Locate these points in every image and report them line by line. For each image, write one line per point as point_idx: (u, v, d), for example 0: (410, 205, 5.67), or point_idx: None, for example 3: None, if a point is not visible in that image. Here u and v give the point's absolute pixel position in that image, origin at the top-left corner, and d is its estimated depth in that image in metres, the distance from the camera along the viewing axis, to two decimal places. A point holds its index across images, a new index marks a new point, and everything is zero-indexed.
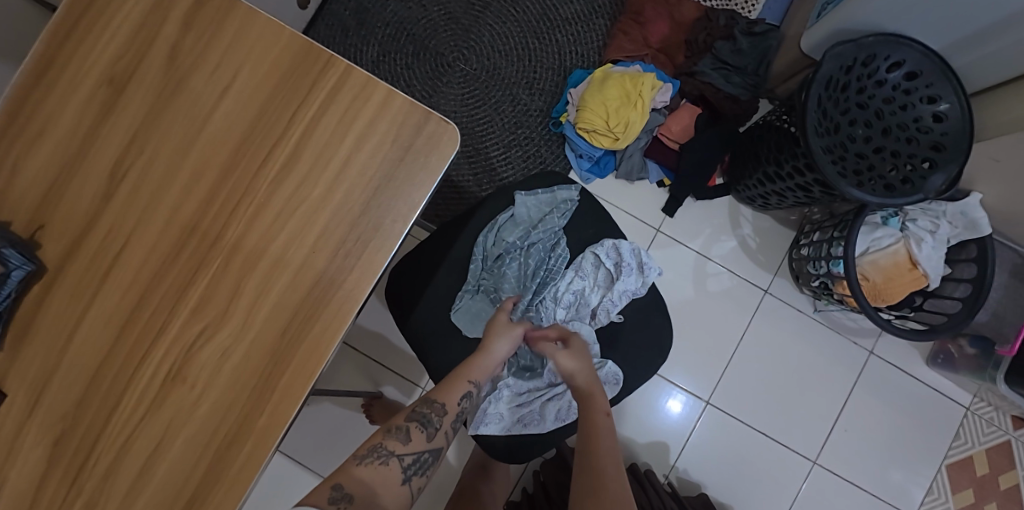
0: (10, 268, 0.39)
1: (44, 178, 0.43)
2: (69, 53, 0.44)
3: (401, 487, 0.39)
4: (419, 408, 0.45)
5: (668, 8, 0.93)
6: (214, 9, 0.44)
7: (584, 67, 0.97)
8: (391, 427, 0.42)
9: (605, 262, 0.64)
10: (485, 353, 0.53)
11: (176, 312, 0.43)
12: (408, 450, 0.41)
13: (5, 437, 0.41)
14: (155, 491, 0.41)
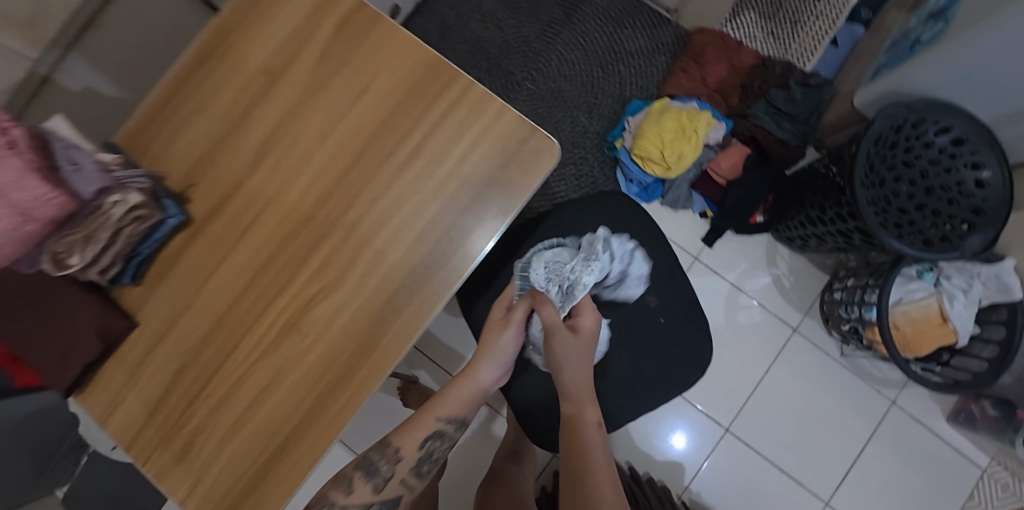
0: (165, 216, 0.47)
1: (203, 146, 0.51)
2: (237, 45, 0.52)
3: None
4: (368, 457, 0.48)
5: (728, 53, 0.99)
6: (362, 22, 0.52)
7: (642, 98, 1.04)
8: (338, 476, 0.47)
9: (615, 266, 0.63)
10: (465, 380, 0.52)
11: (297, 273, 0.49)
12: (349, 501, 0.45)
13: (139, 359, 0.50)
14: (261, 421, 0.48)
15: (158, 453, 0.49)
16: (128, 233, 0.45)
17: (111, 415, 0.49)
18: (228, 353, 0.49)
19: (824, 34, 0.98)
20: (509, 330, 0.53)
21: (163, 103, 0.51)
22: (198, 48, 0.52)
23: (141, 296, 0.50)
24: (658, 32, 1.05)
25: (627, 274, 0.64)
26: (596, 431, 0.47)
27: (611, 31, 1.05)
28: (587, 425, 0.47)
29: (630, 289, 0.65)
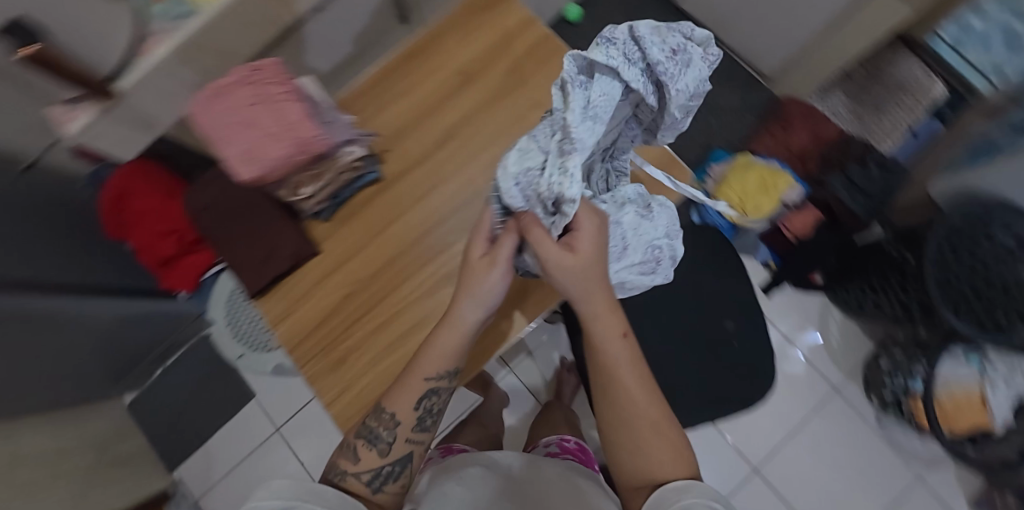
0: (368, 171, 0.59)
1: (402, 122, 0.63)
2: (444, 48, 0.64)
3: (373, 494, 0.44)
4: (367, 424, 0.47)
5: (815, 124, 1.09)
6: (548, 49, 0.63)
7: (726, 148, 1.22)
8: (345, 444, 0.47)
9: (632, 73, 0.31)
10: (451, 328, 0.46)
11: (461, 237, 0.60)
12: (361, 469, 0.45)
13: (316, 278, 0.61)
14: (409, 350, 0.58)
15: (317, 360, 0.59)
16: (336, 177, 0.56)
17: (286, 321, 0.60)
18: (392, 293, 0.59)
19: (902, 123, 1.08)
20: (488, 266, 0.43)
21: (377, 82, 0.63)
22: (412, 44, 0.64)
23: (326, 230, 0.61)
24: (750, 95, 1.22)
25: (661, 77, 0.31)
26: (622, 352, 0.39)
27: (709, 88, 1.23)
28: (616, 355, 0.39)
29: (688, 81, 0.32)
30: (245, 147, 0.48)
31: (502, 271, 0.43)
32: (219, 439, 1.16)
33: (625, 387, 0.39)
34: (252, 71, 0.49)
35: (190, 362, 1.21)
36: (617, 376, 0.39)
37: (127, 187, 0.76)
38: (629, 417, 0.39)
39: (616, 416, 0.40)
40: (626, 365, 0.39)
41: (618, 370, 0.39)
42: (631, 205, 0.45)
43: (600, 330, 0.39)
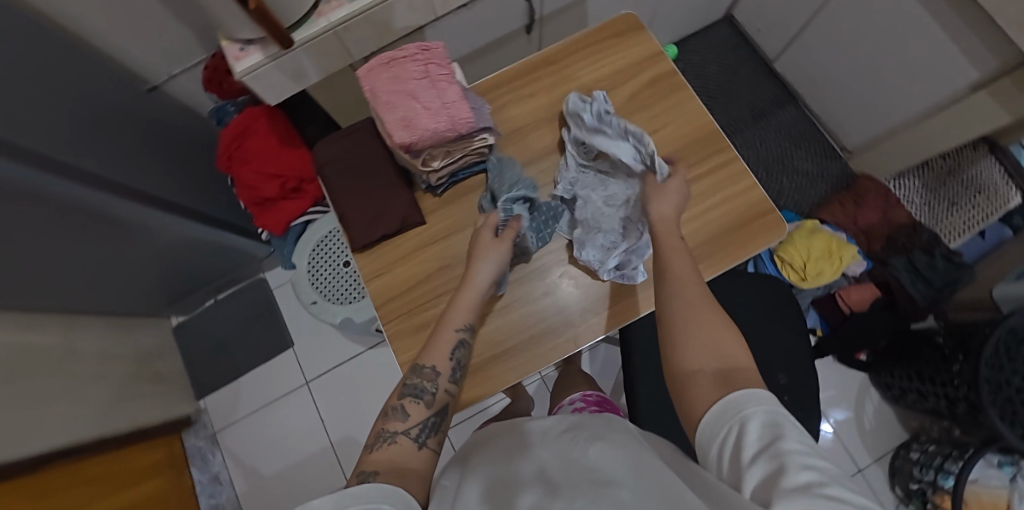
0: (486, 158, 0.64)
1: (523, 122, 0.68)
2: (575, 65, 0.70)
3: (421, 450, 0.39)
4: (410, 383, 0.45)
5: (887, 205, 1.13)
6: (669, 85, 0.68)
7: (795, 209, 1.26)
8: (390, 409, 0.42)
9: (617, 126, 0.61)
10: (471, 287, 0.53)
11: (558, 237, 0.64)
12: (411, 423, 0.41)
13: (415, 246, 0.65)
14: (491, 329, 0.62)
15: (400, 321, 0.62)
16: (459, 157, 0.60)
17: (381, 277, 0.64)
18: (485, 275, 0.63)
19: (971, 225, 1.04)
20: (501, 244, 0.55)
21: (508, 82, 0.69)
22: (546, 56, 0.70)
23: (436, 204, 0.66)
24: (827, 164, 1.28)
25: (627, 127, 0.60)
26: (694, 282, 0.42)
27: (787, 149, 1.30)
28: (687, 286, 0.42)
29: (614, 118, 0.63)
30: (402, 115, 0.53)
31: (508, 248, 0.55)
32: (251, 379, 1.25)
33: (687, 307, 0.40)
34: (423, 51, 0.56)
35: (239, 301, 1.30)
36: (685, 302, 0.40)
37: (252, 128, 0.82)
38: (701, 335, 0.37)
39: (687, 334, 0.37)
40: (696, 292, 0.41)
41: (688, 293, 0.41)
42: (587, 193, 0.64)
43: (675, 271, 0.43)
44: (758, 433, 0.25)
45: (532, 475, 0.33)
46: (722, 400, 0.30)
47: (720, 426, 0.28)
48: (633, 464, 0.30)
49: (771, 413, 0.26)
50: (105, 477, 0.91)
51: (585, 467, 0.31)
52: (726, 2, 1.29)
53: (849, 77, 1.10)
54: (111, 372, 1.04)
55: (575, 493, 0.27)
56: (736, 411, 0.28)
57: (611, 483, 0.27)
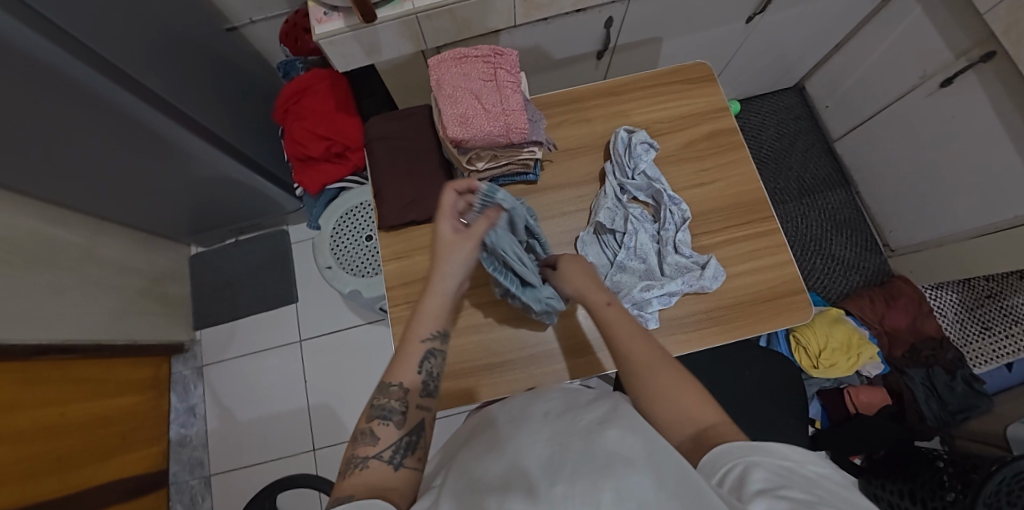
0: (529, 172, 0.64)
1: (574, 144, 0.68)
2: (638, 100, 0.70)
3: (399, 471, 0.34)
4: (377, 403, 0.39)
5: (917, 313, 1.09)
6: (728, 142, 0.68)
7: (821, 293, 1.23)
8: (358, 436, 0.37)
9: (647, 166, 0.63)
10: (433, 296, 0.45)
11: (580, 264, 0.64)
12: (383, 446, 0.35)
13: None
14: (494, 338, 0.62)
15: (407, 308, 0.63)
16: (501, 164, 0.60)
17: (400, 261, 0.65)
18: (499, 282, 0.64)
19: (1002, 353, 0.99)
20: (469, 241, 0.46)
21: (569, 102, 0.70)
22: (612, 85, 0.71)
23: None
24: (865, 255, 1.24)
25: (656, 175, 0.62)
26: (631, 329, 0.43)
27: (827, 231, 1.27)
28: (630, 342, 0.42)
29: (645, 159, 0.63)
30: (461, 111, 0.53)
31: (475, 245, 0.47)
32: (249, 323, 1.27)
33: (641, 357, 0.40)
34: (495, 54, 0.56)
35: (257, 246, 1.32)
36: (631, 354, 0.40)
37: (313, 88, 0.87)
38: (659, 377, 0.37)
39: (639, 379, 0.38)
40: (638, 342, 0.41)
41: (636, 341, 0.41)
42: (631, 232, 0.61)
43: (617, 331, 0.44)
44: (763, 477, 0.24)
45: (516, 451, 0.28)
46: (726, 444, 0.29)
47: (721, 462, 0.27)
48: (633, 433, 0.26)
49: (779, 464, 0.26)
50: (89, 382, 0.98)
51: (580, 441, 0.26)
52: (800, 72, 1.28)
53: (908, 176, 1.07)
54: (123, 283, 1.08)
55: (573, 476, 0.22)
56: (742, 454, 0.27)
57: (617, 462, 0.23)
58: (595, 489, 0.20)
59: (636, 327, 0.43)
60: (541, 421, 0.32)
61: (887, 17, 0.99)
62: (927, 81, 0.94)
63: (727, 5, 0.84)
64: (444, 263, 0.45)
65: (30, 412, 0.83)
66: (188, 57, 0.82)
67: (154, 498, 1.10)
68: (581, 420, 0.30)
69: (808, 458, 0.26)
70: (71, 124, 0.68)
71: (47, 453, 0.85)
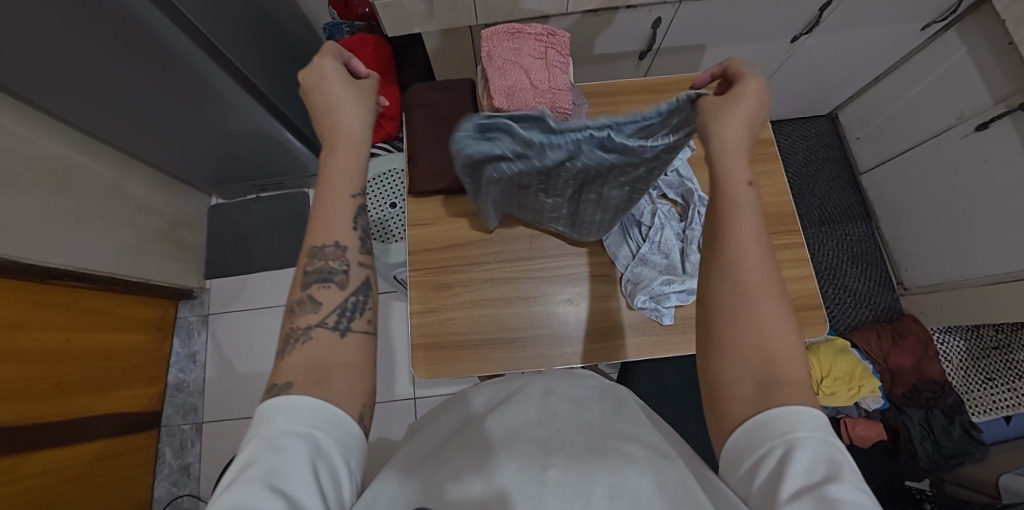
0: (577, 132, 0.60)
1: None
2: None
3: (346, 338, 0.32)
4: (309, 269, 0.33)
5: (922, 355, 1.10)
6: (763, 154, 0.68)
7: (832, 324, 1.22)
8: (293, 307, 0.32)
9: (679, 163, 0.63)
10: (340, 149, 0.35)
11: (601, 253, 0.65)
12: (327, 312, 0.32)
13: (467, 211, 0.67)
14: (511, 312, 0.63)
15: (426, 274, 0.64)
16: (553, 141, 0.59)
17: (424, 227, 0.66)
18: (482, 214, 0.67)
19: (1001, 405, 1.02)
20: (360, 88, 0.37)
21: (609, 94, 0.71)
22: (654, 81, 0.71)
23: None
24: (879, 291, 1.23)
25: (687, 180, 0.63)
26: (756, 237, 0.31)
27: (844, 262, 1.27)
28: (744, 245, 0.31)
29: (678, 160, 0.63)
30: (509, 83, 0.54)
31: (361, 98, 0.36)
32: (259, 279, 1.29)
33: (749, 282, 0.30)
34: (549, 34, 0.57)
35: (276, 205, 1.34)
36: (738, 259, 0.30)
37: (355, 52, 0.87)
38: (753, 295, 0.29)
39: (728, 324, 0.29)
40: (754, 247, 0.31)
41: (752, 260, 0.30)
42: (661, 229, 0.61)
43: (731, 228, 0.31)
44: (808, 469, 0.23)
45: (514, 430, 0.31)
46: (767, 411, 0.26)
47: (758, 439, 0.25)
48: (634, 438, 0.30)
49: (825, 443, 0.24)
50: (98, 313, 1.00)
51: (579, 430, 0.30)
52: (835, 101, 1.28)
53: (933, 216, 1.07)
54: (144, 222, 1.09)
55: (568, 462, 0.26)
56: (782, 431, 0.25)
57: (614, 456, 0.27)
58: (588, 480, 0.24)
59: (756, 230, 0.32)
60: (537, 399, 0.35)
61: (931, 55, 0.99)
62: (963, 123, 0.94)
63: (778, 20, 0.85)
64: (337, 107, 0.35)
65: (37, 333, 0.85)
66: (238, 7, 0.83)
67: (145, 438, 1.11)
68: (570, 409, 0.34)
69: (838, 449, 0.24)
70: (120, 54, 0.69)
71: (47, 377, 0.86)
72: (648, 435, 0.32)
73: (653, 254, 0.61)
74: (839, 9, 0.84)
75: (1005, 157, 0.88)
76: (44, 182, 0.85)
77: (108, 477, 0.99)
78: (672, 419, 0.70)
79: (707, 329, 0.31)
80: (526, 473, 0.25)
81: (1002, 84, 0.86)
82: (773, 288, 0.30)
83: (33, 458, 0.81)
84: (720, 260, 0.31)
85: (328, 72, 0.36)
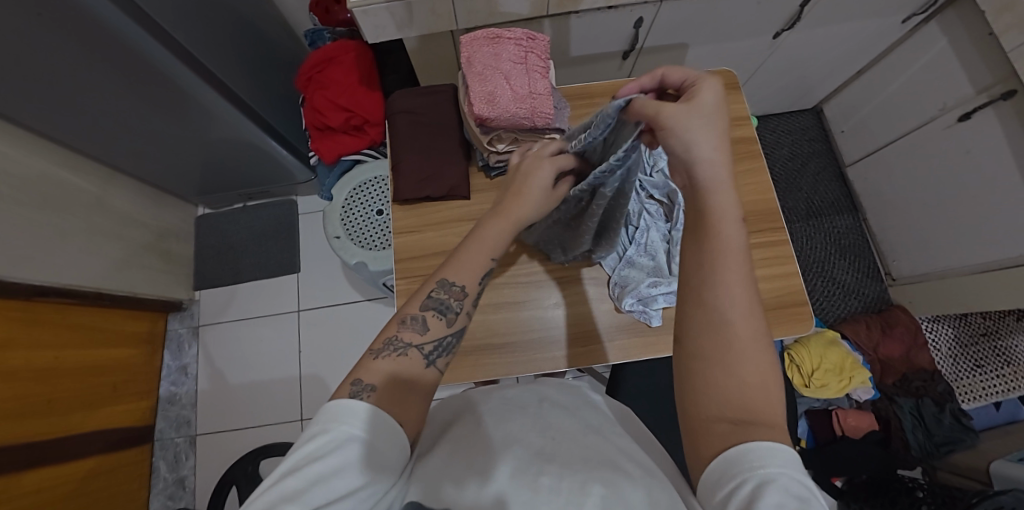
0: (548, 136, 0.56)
1: None
2: None
3: (428, 371, 0.34)
4: (437, 294, 0.37)
5: (911, 344, 1.11)
6: (746, 152, 0.68)
7: (821, 316, 1.23)
8: (406, 319, 0.35)
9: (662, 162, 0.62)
10: (503, 217, 0.41)
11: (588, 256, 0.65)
12: (428, 339, 0.35)
13: (452, 217, 0.66)
14: (500, 317, 0.62)
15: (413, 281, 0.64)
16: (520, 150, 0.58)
17: (410, 234, 0.66)
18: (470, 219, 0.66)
19: (992, 392, 1.03)
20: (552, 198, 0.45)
21: (591, 96, 0.71)
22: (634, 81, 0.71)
23: (485, 186, 0.67)
24: (868, 283, 1.25)
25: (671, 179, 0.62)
26: (743, 266, 0.29)
27: (833, 255, 1.28)
28: (729, 276, 0.29)
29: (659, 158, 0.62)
30: (490, 89, 0.54)
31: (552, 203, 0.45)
32: (249, 288, 1.28)
33: (734, 318, 0.28)
34: (528, 38, 0.56)
35: (264, 214, 1.33)
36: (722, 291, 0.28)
37: (338, 59, 0.87)
38: (739, 343, 0.27)
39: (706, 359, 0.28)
40: (741, 283, 0.28)
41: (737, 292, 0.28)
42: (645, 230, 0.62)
43: (722, 263, 0.29)
44: (777, 502, 0.20)
45: (502, 438, 0.30)
46: (739, 447, 0.24)
47: (727, 476, 0.24)
48: (634, 459, 0.30)
49: (800, 484, 0.22)
50: (86, 328, 0.99)
51: (568, 440, 0.30)
52: (819, 95, 1.29)
53: (919, 207, 1.08)
54: (130, 235, 1.08)
55: (562, 470, 0.26)
56: (752, 466, 0.23)
57: (609, 468, 0.27)
58: (581, 489, 0.24)
59: (748, 267, 0.30)
60: (532, 408, 0.35)
61: (912, 47, 1.00)
62: (946, 114, 0.95)
63: (757, 18, 0.85)
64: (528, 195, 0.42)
65: (26, 352, 0.84)
66: (217, 14, 0.82)
67: (139, 452, 1.10)
68: (568, 419, 0.34)
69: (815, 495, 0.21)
70: (97, 67, 0.68)
71: (37, 395, 0.85)
72: (637, 452, 0.32)
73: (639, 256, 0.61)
74: (819, 5, 0.84)
75: (988, 146, 0.89)
76: (24, 198, 0.83)
77: (103, 493, 0.98)
78: (663, 418, 0.70)
79: (686, 363, 0.30)
80: (519, 480, 0.25)
81: (983, 74, 0.87)
82: (760, 329, 0.28)
83: (26, 476, 0.80)
84: (710, 298, 0.29)
85: (544, 166, 0.44)
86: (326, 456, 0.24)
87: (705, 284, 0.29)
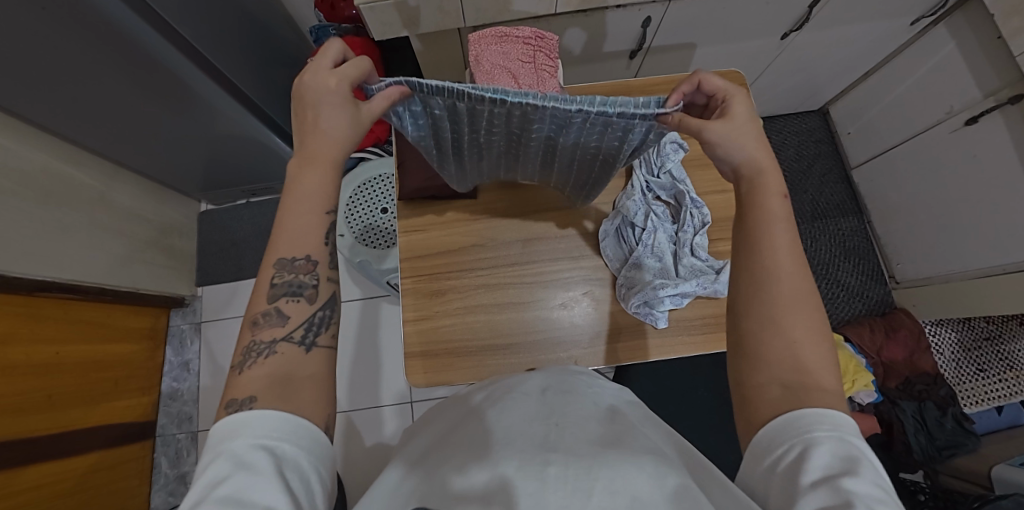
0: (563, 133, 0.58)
1: None
2: None
3: (311, 354, 0.31)
4: (277, 277, 0.32)
5: (915, 348, 1.11)
6: None
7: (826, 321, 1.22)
8: (255, 321, 0.31)
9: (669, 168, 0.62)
10: (317, 166, 0.33)
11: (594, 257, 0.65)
12: (293, 326, 0.31)
13: (459, 217, 0.66)
14: (506, 318, 0.62)
15: (418, 282, 0.64)
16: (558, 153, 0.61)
17: (414, 234, 0.65)
18: (473, 219, 0.66)
19: (994, 396, 1.04)
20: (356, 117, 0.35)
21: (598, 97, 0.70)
22: (642, 82, 0.70)
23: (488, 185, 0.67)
24: (871, 287, 1.24)
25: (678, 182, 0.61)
26: (789, 234, 0.33)
27: (837, 257, 1.27)
28: (788, 255, 0.32)
29: (670, 160, 0.61)
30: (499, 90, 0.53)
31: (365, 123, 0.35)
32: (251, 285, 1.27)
33: (777, 285, 0.31)
34: (536, 37, 0.55)
35: (268, 210, 1.33)
36: (772, 262, 0.32)
37: None
38: (790, 318, 0.31)
39: (760, 323, 0.31)
40: (793, 251, 0.33)
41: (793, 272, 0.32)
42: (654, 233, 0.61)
43: (772, 242, 0.33)
44: (827, 464, 0.24)
45: (513, 430, 0.30)
46: (792, 412, 0.27)
47: (777, 441, 0.27)
48: (638, 439, 0.30)
49: (848, 444, 0.25)
50: (89, 324, 0.99)
51: (573, 426, 0.30)
52: (826, 96, 1.28)
53: (924, 210, 1.08)
54: (132, 230, 1.08)
55: (567, 458, 0.25)
56: (802, 430, 0.26)
57: (615, 451, 0.26)
58: (588, 474, 0.24)
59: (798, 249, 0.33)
60: (535, 397, 0.35)
61: (919, 50, 1.00)
62: (952, 118, 0.95)
63: (768, 17, 0.84)
64: (323, 129, 0.34)
65: (26, 347, 0.83)
66: (222, 9, 0.82)
67: (140, 448, 1.10)
68: (571, 405, 0.33)
69: (853, 445, 0.25)
70: (99, 63, 0.68)
71: (38, 390, 0.85)
72: (646, 437, 0.31)
73: (646, 258, 0.60)
74: (827, 7, 0.84)
75: (994, 151, 0.89)
76: (29, 193, 0.83)
77: (105, 489, 0.98)
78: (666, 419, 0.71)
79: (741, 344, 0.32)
80: (526, 469, 0.25)
81: (990, 78, 0.87)
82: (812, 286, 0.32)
83: (27, 472, 0.80)
84: (761, 275, 0.32)
85: (330, 85, 0.34)
86: (227, 477, 0.23)
87: (754, 261, 0.33)
